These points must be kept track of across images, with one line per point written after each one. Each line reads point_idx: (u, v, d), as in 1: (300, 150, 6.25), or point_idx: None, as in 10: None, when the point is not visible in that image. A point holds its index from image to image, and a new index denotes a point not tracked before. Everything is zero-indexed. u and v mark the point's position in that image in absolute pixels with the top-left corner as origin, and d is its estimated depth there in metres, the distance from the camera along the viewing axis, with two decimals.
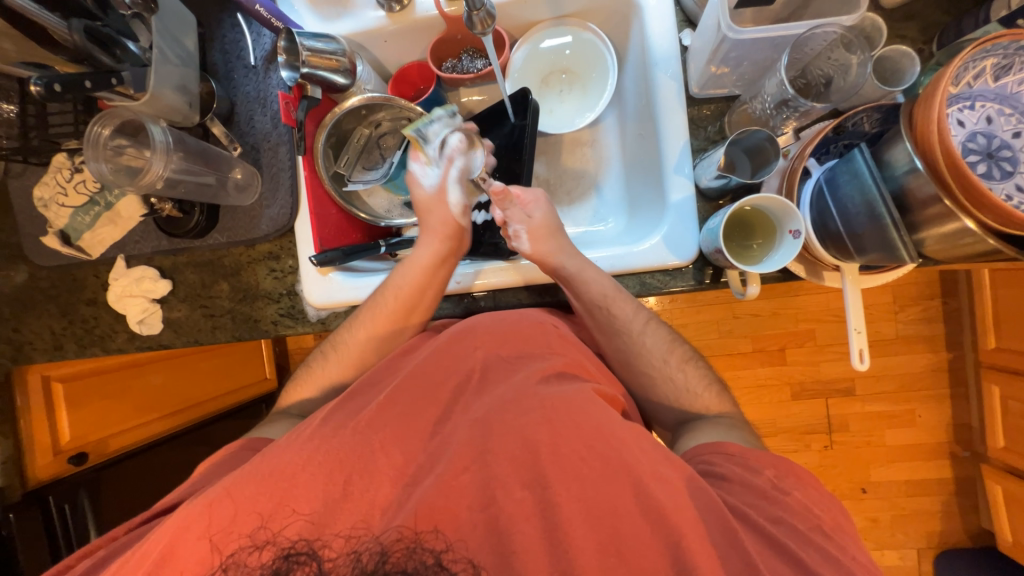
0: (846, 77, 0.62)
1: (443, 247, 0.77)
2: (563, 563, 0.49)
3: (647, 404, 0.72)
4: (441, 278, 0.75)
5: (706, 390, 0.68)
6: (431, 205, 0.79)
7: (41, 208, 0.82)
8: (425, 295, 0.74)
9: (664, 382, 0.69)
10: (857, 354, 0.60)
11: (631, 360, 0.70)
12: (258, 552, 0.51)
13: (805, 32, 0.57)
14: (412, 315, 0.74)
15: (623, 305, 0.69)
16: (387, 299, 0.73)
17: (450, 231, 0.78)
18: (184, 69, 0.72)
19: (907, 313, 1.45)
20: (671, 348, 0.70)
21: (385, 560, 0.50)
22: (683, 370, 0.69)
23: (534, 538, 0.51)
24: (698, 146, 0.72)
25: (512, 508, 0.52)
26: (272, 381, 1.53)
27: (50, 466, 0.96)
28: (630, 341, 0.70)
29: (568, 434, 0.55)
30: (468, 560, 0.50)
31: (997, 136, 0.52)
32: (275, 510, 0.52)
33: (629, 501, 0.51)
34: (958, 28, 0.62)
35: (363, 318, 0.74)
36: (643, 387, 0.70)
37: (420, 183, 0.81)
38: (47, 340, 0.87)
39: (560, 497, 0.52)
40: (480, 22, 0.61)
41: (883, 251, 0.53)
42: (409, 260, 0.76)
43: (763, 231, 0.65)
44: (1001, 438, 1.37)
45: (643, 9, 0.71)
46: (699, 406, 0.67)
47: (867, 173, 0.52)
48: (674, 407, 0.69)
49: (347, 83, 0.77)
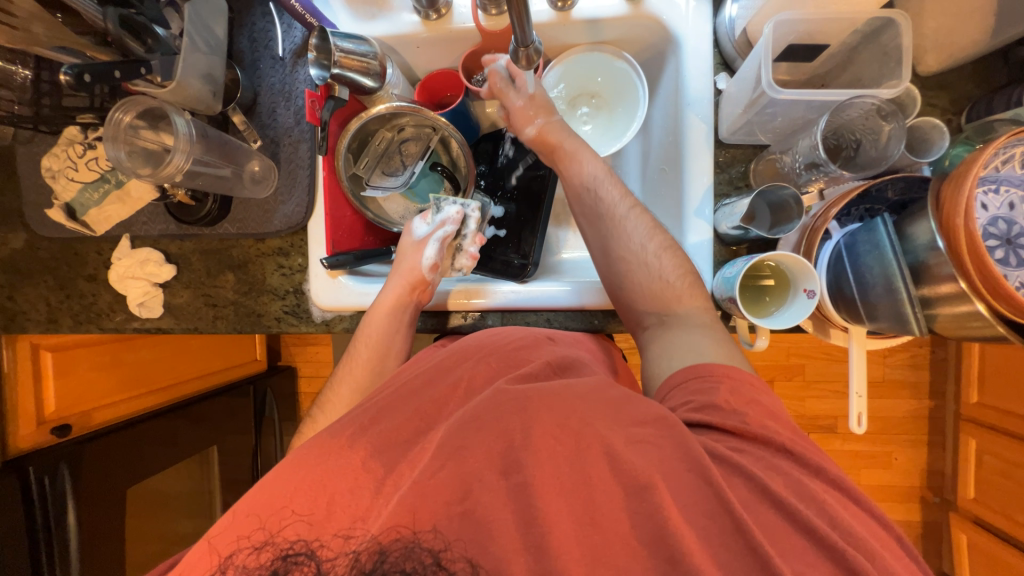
0: (875, 144, 0.63)
1: (411, 290, 0.75)
2: (537, 542, 0.48)
3: (620, 295, 0.70)
4: (407, 319, 0.75)
5: (680, 280, 0.67)
6: (407, 250, 0.78)
7: (49, 178, 0.80)
8: (395, 338, 0.74)
9: (640, 269, 0.68)
10: (855, 417, 0.62)
11: (609, 247, 0.71)
12: (257, 553, 0.49)
13: (846, 100, 0.58)
14: (386, 360, 0.75)
15: (609, 189, 0.73)
16: (360, 348, 0.75)
17: (415, 278, 0.75)
18: (211, 58, 0.69)
19: (895, 358, 1.48)
20: (651, 234, 0.69)
21: (383, 560, 0.47)
22: (659, 257, 0.68)
23: (511, 524, 0.49)
24: (721, 190, 0.72)
25: (490, 501, 0.50)
26: (261, 362, 1.56)
27: (31, 436, 0.94)
28: (610, 224, 0.71)
29: (541, 416, 0.54)
30: (467, 560, 0.47)
31: (1018, 223, 0.53)
32: (275, 511, 0.51)
33: (607, 477, 0.51)
34: (988, 105, 0.63)
35: (343, 376, 0.76)
36: (616, 276, 0.70)
37: (410, 232, 0.80)
38: (42, 312, 0.85)
39: (541, 476, 0.50)
40: (526, 58, 0.62)
41: (894, 323, 0.54)
42: (374, 304, 0.75)
43: (775, 290, 0.66)
44: (972, 489, 1.41)
45: (681, 47, 0.71)
46: (671, 294, 0.67)
47: (888, 246, 0.53)
48: (650, 303, 0.68)
49: (376, 86, 0.75)
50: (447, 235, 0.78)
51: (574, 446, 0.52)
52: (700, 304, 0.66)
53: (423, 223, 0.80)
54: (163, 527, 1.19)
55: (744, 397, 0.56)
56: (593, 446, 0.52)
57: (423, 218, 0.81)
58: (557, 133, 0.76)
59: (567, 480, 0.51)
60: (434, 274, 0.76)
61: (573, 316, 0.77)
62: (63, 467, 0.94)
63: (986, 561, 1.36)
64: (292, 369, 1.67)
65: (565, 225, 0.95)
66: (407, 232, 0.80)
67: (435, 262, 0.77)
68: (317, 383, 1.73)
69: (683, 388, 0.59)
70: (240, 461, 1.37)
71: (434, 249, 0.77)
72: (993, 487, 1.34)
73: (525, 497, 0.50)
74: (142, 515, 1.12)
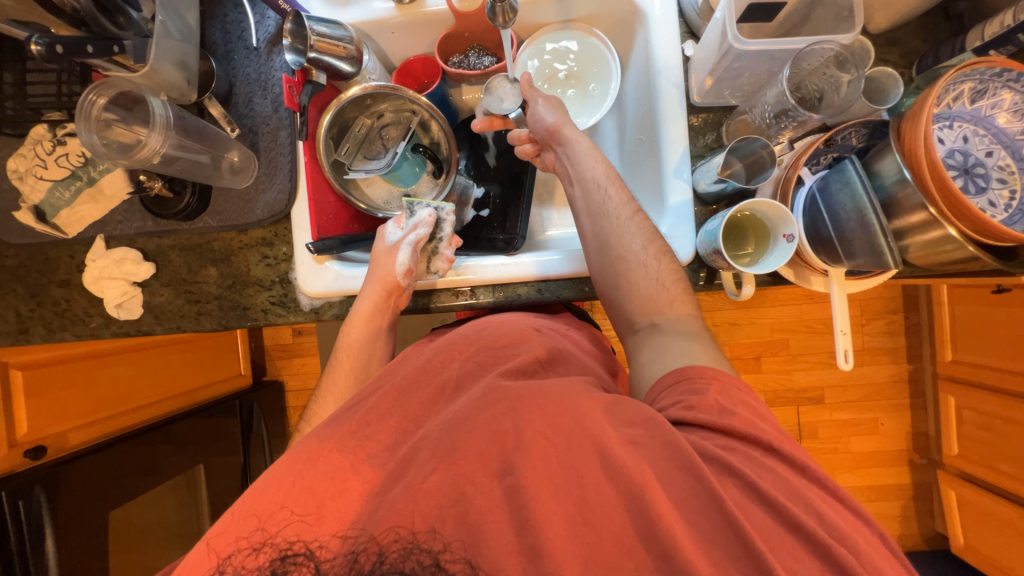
0: (837, 93, 0.67)
1: (386, 296, 0.75)
2: (532, 544, 0.45)
3: (614, 297, 0.69)
4: (384, 327, 0.76)
5: (674, 284, 0.67)
6: (379, 256, 0.76)
7: (15, 180, 0.76)
8: (376, 343, 0.77)
9: (638, 269, 0.68)
10: (842, 354, 0.64)
11: (609, 248, 0.69)
12: (255, 555, 0.47)
13: (805, 48, 0.62)
14: (369, 366, 0.77)
15: (614, 191, 0.72)
16: (341, 359, 0.77)
17: (391, 286, 0.74)
18: (184, 45, 0.70)
19: (872, 326, 1.53)
20: (652, 239, 0.69)
21: (383, 560, 0.45)
22: (657, 261, 0.68)
23: (503, 526, 0.46)
24: (697, 152, 0.75)
25: (481, 499, 0.47)
26: (246, 377, 1.52)
27: (4, 458, 0.87)
28: (613, 225, 0.70)
29: (532, 417, 0.51)
30: (467, 560, 0.45)
31: (972, 154, 0.58)
32: (273, 512, 0.49)
33: (597, 470, 0.48)
34: (936, 55, 0.67)
35: (328, 384, 0.78)
36: (616, 273, 0.69)
37: (383, 237, 0.78)
38: (11, 323, 0.81)
39: (533, 475, 0.48)
40: (502, 15, 0.72)
41: (870, 257, 0.56)
42: (351, 314, 0.76)
43: (756, 238, 0.69)
44: (955, 445, 1.45)
45: (647, 18, 0.74)
46: (664, 297, 0.67)
47: (859, 183, 0.55)
48: (643, 306, 0.68)
49: (353, 71, 0.76)
50: (420, 238, 0.76)
51: (565, 437, 0.50)
52: (690, 311, 0.67)
53: (397, 228, 0.78)
54: (146, 562, 1.11)
55: (734, 398, 0.54)
56: (585, 445, 0.49)
57: (395, 223, 0.78)
58: (566, 130, 0.75)
59: (561, 472, 0.48)
60: (407, 279, 0.74)
61: (562, 284, 0.77)
62: (38, 490, 0.87)
63: (974, 515, 1.41)
64: (277, 383, 1.62)
65: (548, 204, 0.97)
66: (379, 238, 0.78)
67: (409, 268, 0.74)
68: (304, 395, 1.69)
69: (674, 388, 0.57)
70: (229, 481, 1.32)
71: (406, 253, 0.74)
72: (975, 441, 1.39)
73: (518, 499, 0.47)
74: (122, 554, 1.04)
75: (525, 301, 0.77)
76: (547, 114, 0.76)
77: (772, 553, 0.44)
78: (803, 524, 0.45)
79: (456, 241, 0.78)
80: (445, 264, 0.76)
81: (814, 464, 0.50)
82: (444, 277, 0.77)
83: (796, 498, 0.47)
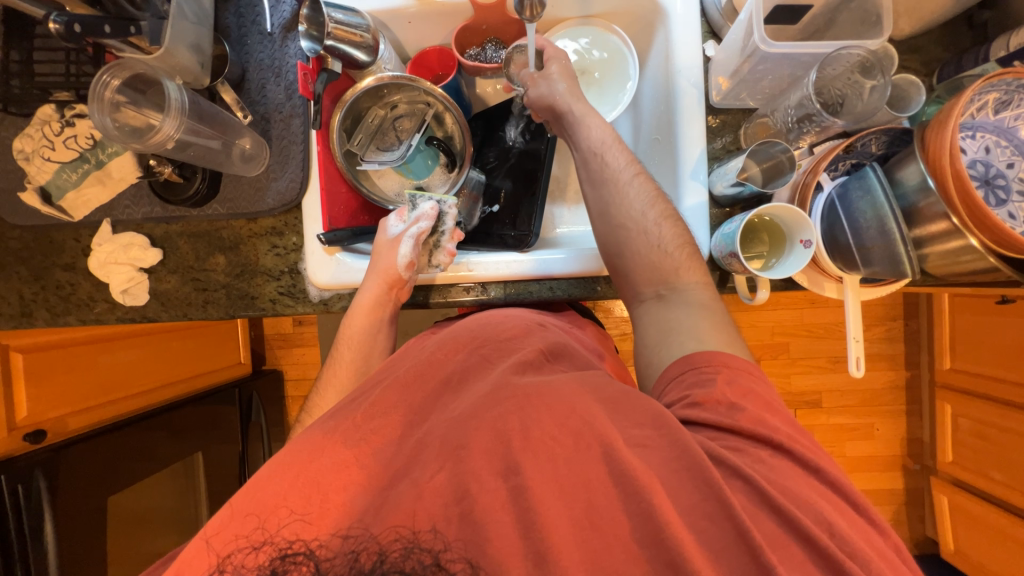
0: (859, 99, 0.66)
1: (389, 289, 0.74)
2: (537, 548, 0.45)
3: (618, 264, 0.69)
4: (386, 317, 0.75)
5: (678, 250, 0.66)
6: (381, 249, 0.75)
7: (22, 161, 0.75)
8: (377, 336, 0.76)
9: (638, 236, 0.67)
10: (854, 361, 0.64)
11: (609, 214, 0.70)
12: (255, 553, 0.46)
13: (834, 51, 0.61)
14: (371, 358, 0.76)
15: (616, 153, 0.72)
16: (342, 352, 0.77)
17: (392, 278, 0.73)
18: (199, 28, 0.69)
19: (872, 332, 1.54)
20: (654, 202, 0.68)
21: (383, 560, 0.45)
22: (659, 225, 0.67)
23: (509, 527, 0.46)
24: (714, 154, 0.75)
25: (485, 499, 0.47)
26: (246, 365, 1.51)
27: (4, 443, 0.87)
28: (615, 191, 0.70)
29: (540, 417, 0.51)
30: (467, 560, 0.45)
31: (993, 166, 0.57)
32: (272, 509, 0.48)
33: (603, 469, 0.48)
34: (958, 64, 0.67)
35: (329, 375, 0.78)
36: (616, 243, 0.69)
37: (385, 231, 0.78)
38: (15, 308, 0.79)
39: (537, 478, 0.48)
40: (528, 8, 0.69)
41: (889, 266, 0.56)
42: (353, 306, 0.75)
43: (772, 242, 0.69)
44: (951, 452, 1.46)
45: (668, 17, 0.74)
46: (670, 264, 0.66)
47: (880, 190, 0.55)
48: (647, 275, 0.67)
49: (368, 61, 0.75)
50: (421, 231, 0.75)
51: (572, 439, 0.50)
52: (698, 278, 0.65)
53: (400, 220, 0.78)
54: (142, 547, 1.09)
55: (741, 388, 0.54)
56: (592, 446, 0.49)
57: (398, 215, 0.78)
58: (566, 99, 0.75)
59: (565, 474, 0.48)
60: (409, 271, 0.74)
61: (574, 283, 0.76)
62: (38, 474, 0.87)
63: (968, 521, 1.42)
64: (277, 372, 1.62)
65: (559, 202, 0.96)
66: (383, 231, 0.78)
67: (411, 259, 0.74)
68: (303, 385, 1.68)
69: (680, 380, 0.57)
70: (225, 469, 1.31)
71: (407, 246, 0.74)
72: (972, 449, 1.39)
73: (522, 499, 0.47)
74: (121, 536, 1.03)
75: (536, 296, 0.77)
76: (556, 81, 0.76)
77: (780, 561, 0.43)
78: (811, 531, 0.44)
79: (457, 237, 0.78)
80: (445, 257, 0.76)
81: (830, 474, 0.49)
82: (443, 271, 0.77)
83: (807, 508, 0.46)
